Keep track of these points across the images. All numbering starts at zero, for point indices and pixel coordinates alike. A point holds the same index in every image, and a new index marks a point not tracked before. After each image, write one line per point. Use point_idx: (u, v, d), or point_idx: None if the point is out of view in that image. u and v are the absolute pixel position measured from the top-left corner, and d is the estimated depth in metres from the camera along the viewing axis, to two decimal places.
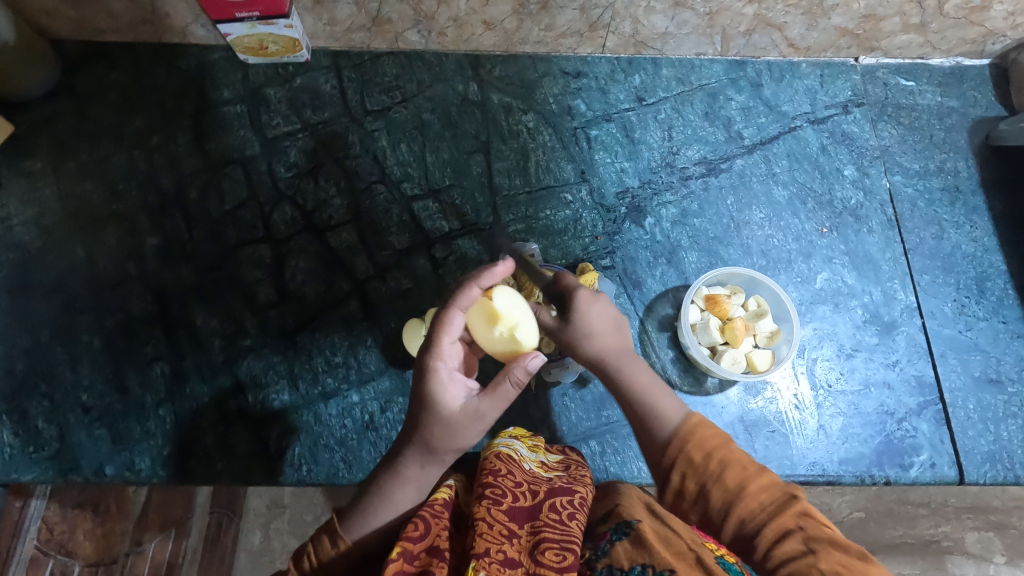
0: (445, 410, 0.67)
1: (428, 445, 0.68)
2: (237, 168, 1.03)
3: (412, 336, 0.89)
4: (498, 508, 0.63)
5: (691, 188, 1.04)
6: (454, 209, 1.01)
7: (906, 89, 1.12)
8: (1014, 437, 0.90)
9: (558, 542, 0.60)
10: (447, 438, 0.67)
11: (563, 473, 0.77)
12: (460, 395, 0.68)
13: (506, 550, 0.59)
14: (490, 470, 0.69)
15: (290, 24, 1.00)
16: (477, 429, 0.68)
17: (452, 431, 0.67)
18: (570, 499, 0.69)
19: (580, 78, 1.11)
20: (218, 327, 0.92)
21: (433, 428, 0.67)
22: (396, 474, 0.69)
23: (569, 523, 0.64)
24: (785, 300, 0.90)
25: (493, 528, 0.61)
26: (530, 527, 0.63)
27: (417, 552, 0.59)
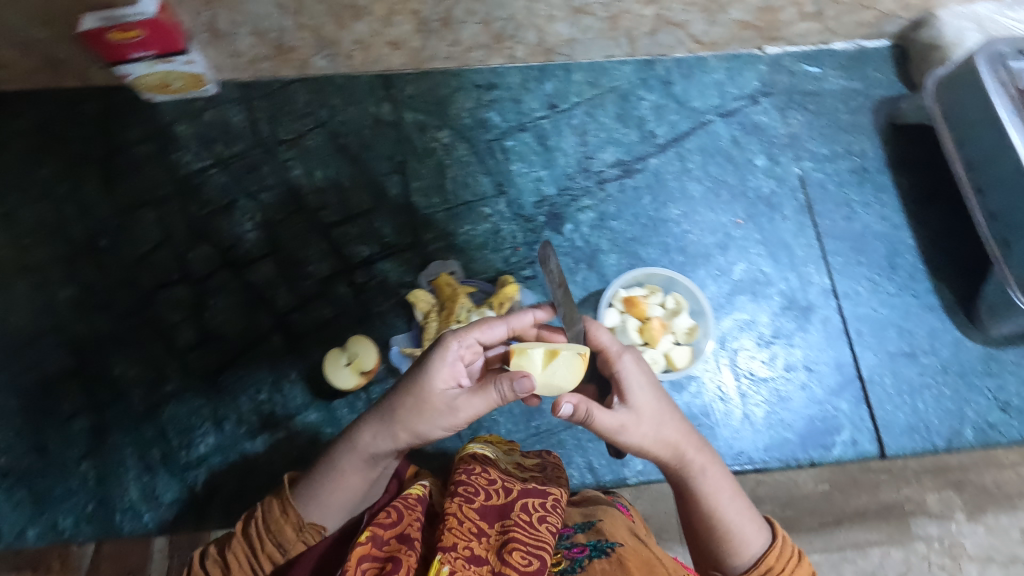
0: (429, 388, 0.64)
1: (393, 421, 0.66)
2: (149, 210, 1.01)
3: (332, 366, 0.88)
4: (469, 505, 0.64)
5: (608, 191, 1.05)
6: (373, 233, 1.01)
7: (812, 74, 1.15)
8: (929, 407, 0.93)
9: (528, 545, 0.60)
10: (414, 419, 0.64)
11: (540, 471, 0.78)
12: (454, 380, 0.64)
13: (473, 548, 0.59)
14: (464, 469, 0.70)
15: (189, 61, 1.00)
16: (459, 421, 0.64)
17: (421, 410, 0.64)
18: (543, 502, 0.68)
19: (492, 90, 1.12)
20: (138, 375, 0.91)
21: (405, 406, 0.65)
22: (353, 445, 0.67)
23: (539, 527, 0.64)
24: (699, 295, 0.91)
25: (463, 525, 0.62)
26: (501, 527, 0.63)
27: (386, 539, 0.59)
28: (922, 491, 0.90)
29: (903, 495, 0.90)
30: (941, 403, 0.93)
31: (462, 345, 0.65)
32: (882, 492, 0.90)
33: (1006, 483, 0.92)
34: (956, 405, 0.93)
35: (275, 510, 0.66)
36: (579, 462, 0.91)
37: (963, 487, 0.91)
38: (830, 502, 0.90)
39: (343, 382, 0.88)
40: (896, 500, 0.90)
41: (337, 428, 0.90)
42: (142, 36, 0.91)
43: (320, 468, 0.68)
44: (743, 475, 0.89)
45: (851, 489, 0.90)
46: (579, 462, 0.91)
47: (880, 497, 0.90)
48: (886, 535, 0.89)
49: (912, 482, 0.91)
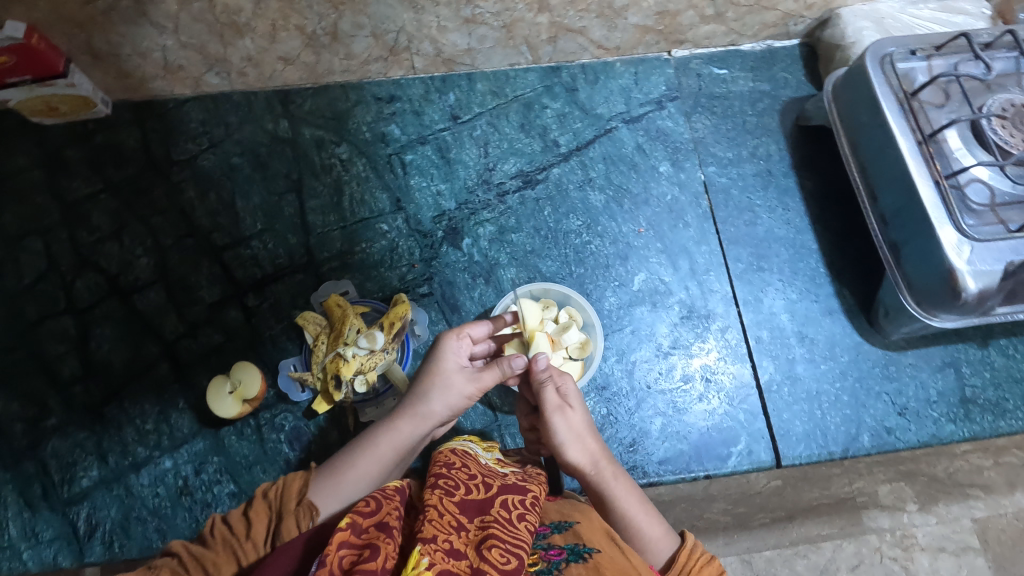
0: (443, 364, 0.74)
1: (421, 406, 0.72)
2: (36, 238, 0.99)
3: (215, 393, 0.85)
4: (449, 499, 0.62)
5: (508, 203, 1.03)
6: (266, 254, 0.99)
7: (719, 77, 1.14)
8: (827, 414, 0.92)
9: (507, 543, 0.57)
10: (442, 395, 0.73)
11: (518, 471, 0.76)
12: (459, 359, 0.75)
13: (453, 541, 0.56)
14: (446, 463, 0.69)
15: (71, 83, 0.97)
16: (456, 400, 0.73)
17: (444, 387, 0.73)
18: (522, 499, 0.67)
19: (393, 103, 1.10)
20: (19, 410, 0.89)
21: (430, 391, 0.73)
22: (390, 429, 0.71)
23: (519, 524, 0.62)
24: (589, 309, 0.90)
25: (442, 517, 0.58)
26: (480, 522, 0.60)
27: (366, 526, 0.54)
28: (873, 482, 0.89)
29: (855, 488, 0.89)
30: (839, 410, 0.92)
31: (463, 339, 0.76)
32: (833, 485, 0.88)
33: (957, 471, 0.90)
34: (854, 411, 0.92)
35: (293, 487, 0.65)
36: None
37: (914, 478, 0.89)
38: (785, 498, 0.88)
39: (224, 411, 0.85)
40: (847, 494, 0.88)
41: (224, 457, 0.88)
42: (13, 62, 0.89)
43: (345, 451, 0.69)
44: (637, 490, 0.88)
45: (803, 484, 0.88)
46: None
47: (833, 490, 0.88)
48: (839, 529, 0.87)
49: (865, 474, 0.89)
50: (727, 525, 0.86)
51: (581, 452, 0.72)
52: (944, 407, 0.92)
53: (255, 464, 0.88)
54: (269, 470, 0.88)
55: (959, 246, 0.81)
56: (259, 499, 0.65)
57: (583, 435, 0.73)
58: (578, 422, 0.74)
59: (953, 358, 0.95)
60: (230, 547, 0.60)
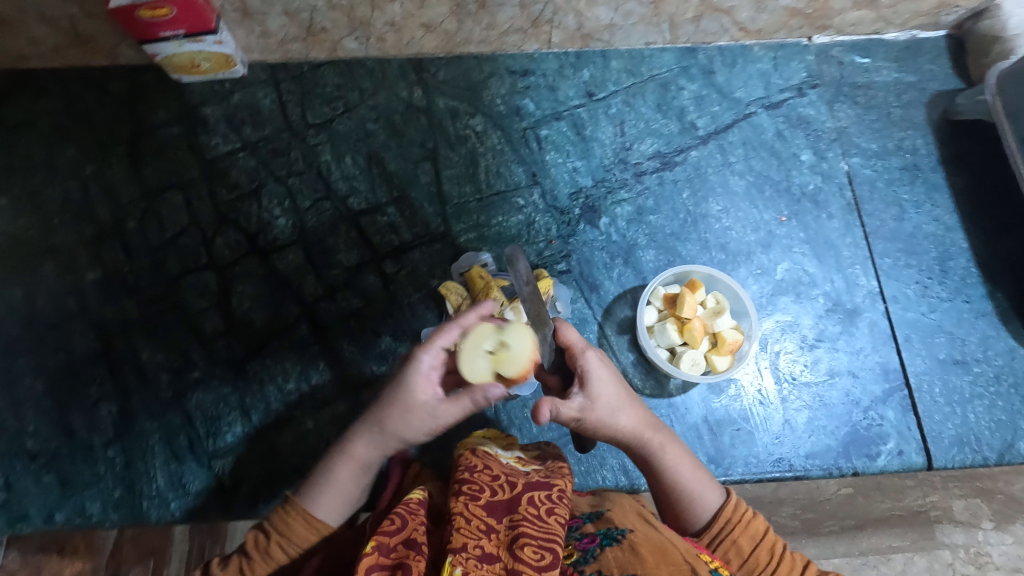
0: (409, 398, 0.64)
1: (380, 423, 0.66)
2: (177, 194, 0.99)
3: (472, 340, 0.64)
4: (475, 502, 0.61)
5: (646, 183, 1.01)
6: (403, 222, 0.98)
7: (862, 66, 1.08)
8: (981, 418, 0.89)
9: (539, 539, 0.57)
10: (399, 418, 0.65)
11: (540, 467, 0.73)
12: (427, 392, 0.64)
13: (484, 546, 0.56)
14: (466, 466, 0.67)
15: (219, 40, 0.97)
16: (416, 430, 0.66)
17: (405, 417, 0.65)
18: (550, 494, 0.65)
19: (527, 77, 1.08)
20: (164, 361, 0.90)
21: (389, 412, 0.66)
22: (346, 452, 0.69)
23: (549, 519, 0.61)
24: (742, 295, 0.88)
25: (471, 523, 0.58)
26: (509, 522, 0.60)
27: (392, 545, 0.56)
28: (947, 497, 0.88)
29: (928, 502, 0.88)
30: (993, 415, 0.89)
31: (431, 352, 0.64)
32: (906, 498, 0.88)
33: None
34: (1008, 417, 0.89)
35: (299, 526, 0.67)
36: (612, 463, 0.88)
37: (990, 496, 0.89)
38: (854, 506, 0.88)
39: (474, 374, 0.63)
40: (920, 508, 0.88)
41: None
42: (172, 13, 0.88)
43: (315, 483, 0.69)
44: (783, 483, 0.86)
45: (874, 493, 0.88)
46: (612, 464, 0.88)
47: (905, 502, 0.88)
48: (909, 543, 0.87)
49: (938, 488, 0.88)
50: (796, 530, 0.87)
51: (630, 418, 0.68)
52: None
53: None
54: None
55: None
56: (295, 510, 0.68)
57: (625, 398, 0.68)
58: (598, 380, 0.66)
59: None
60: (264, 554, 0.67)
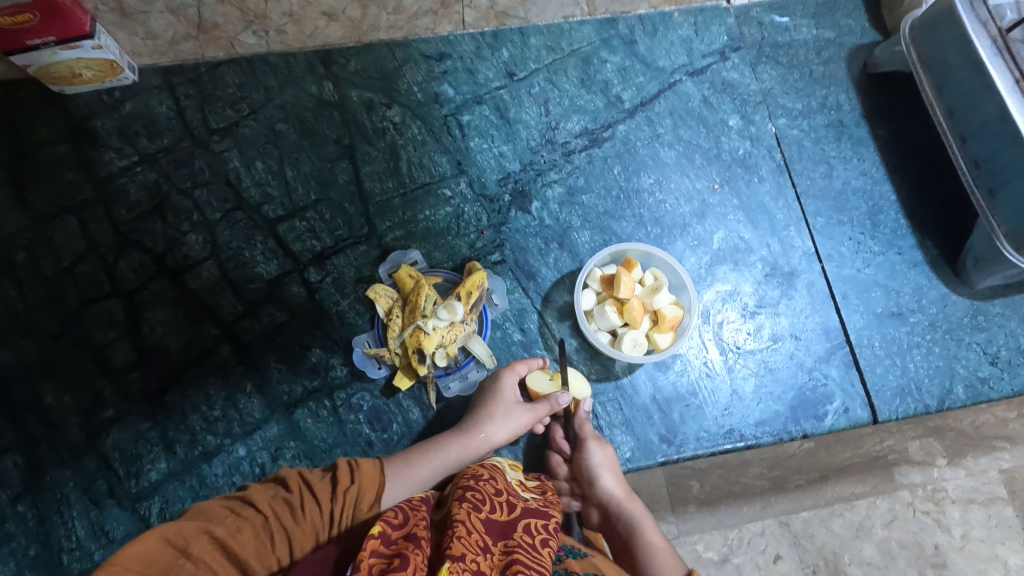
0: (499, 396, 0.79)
1: (472, 427, 0.76)
2: (70, 217, 0.91)
3: (540, 374, 0.84)
4: (476, 515, 0.58)
5: (576, 163, 0.98)
6: (324, 226, 0.92)
7: (781, 25, 1.07)
8: (920, 367, 0.90)
9: (532, 567, 0.53)
10: (495, 419, 0.76)
11: (538, 494, 0.71)
12: (512, 393, 0.80)
13: (480, 562, 0.52)
14: (471, 477, 0.66)
15: (98, 45, 0.88)
16: (509, 430, 0.77)
17: (496, 418, 0.77)
18: (545, 523, 0.63)
19: (444, 61, 1.02)
20: (73, 403, 0.82)
21: (487, 412, 0.77)
22: (437, 449, 0.71)
23: (542, 550, 0.58)
24: (679, 270, 0.86)
25: (470, 535, 0.55)
26: (505, 545, 0.56)
27: (395, 537, 0.52)
28: (902, 440, 0.88)
29: (886, 446, 0.88)
30: (931, 362, 0.90)
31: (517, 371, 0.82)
32: (865, 444, 0.88)
33: (983, 425, 0.89)
34: (945, 362, 0.90)
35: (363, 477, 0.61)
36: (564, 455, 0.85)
37: (943, 433, 0.89)
38: (818, 459, 0.87)
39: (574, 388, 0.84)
40: (879, 452, 0.88)
41: (302, 442, 0.83)
42: (35, 19, 0.82)
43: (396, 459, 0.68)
44: (735, 454, 0.86)
45: (834, 445, 0.87)
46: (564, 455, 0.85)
47: (865, 449, 0.88)
48: (873, 487, 0.87)
49: (894, 433, 0.88)
50: (763, 490, 0.85)
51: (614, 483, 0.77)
52: None
53: (336, 447, 0.83)
54: (350, 452, 0.83)
55: None
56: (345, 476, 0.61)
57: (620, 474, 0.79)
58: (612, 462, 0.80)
59: None
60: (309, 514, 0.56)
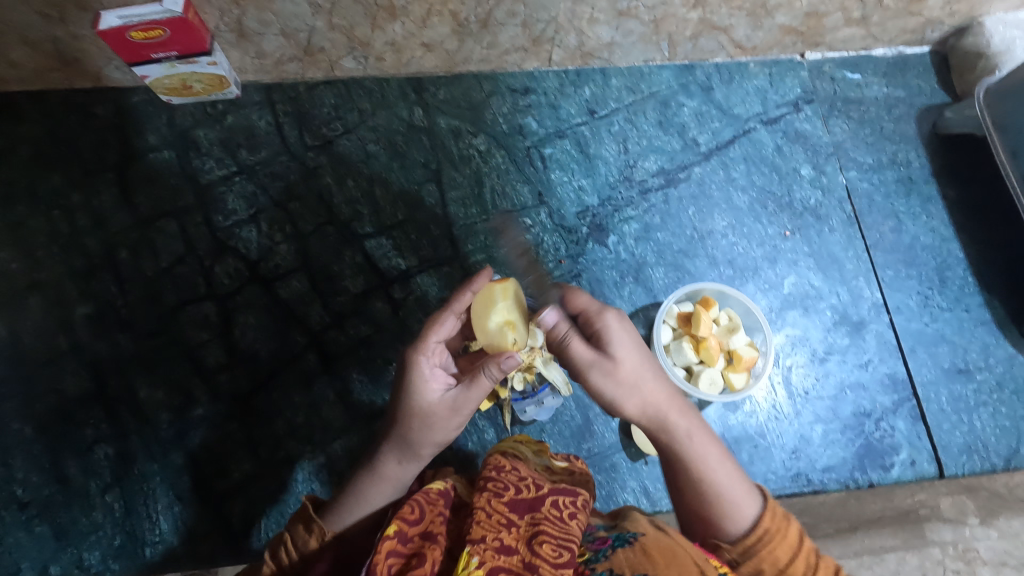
0: (422, 401, 0.61)
1: (406, 440, 0.62)
2: (170, 221, 0.95)
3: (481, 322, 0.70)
4: (499, 500, 0.59)
5: (652, 201, 1.01)
6: (410, 245, 0.96)
7: (853, 81, 1.11)
8: (986, 425, 0.91)
9: (558, 538, 0.56)
10: (421, 434, 0.62)
11: (567, 477, 0.72)
12: (436, 392, 0.62)
13: (503, 539, 0.55)
14: (494, 466, 0.65)
15: (213, 62, 0.93)
16: (440, 433, 0.62)
17: (429, 426, 0.61)
18: (574, 500, 0.63)
19: (529, 95, 1.07)
20: (164, 399, 0.86)
21: (412, 420, 0.62)
22: (374, 472, 0.63)
23: (570, 522, 0.59)
24: (754, 311, 0.88)
25: (492, 518, 0.57)
26: (531, 519, 0.58)
27: (411, 535, 0.54)
28: (935, 496, 0.87)
29: (917, 501, 0.87)
30: (998, 421, 0.91)
31: (431, 356, 0.63)
32: (896, 497, 0.87)
33: (1018, 487, 0.88)
34: (1013, 423, 0.91)
35: (300, 533, 0.59)
36: (633, 486, 0.86)
37: (976, 492, 0.87)
38: (847, 509, 0.86)
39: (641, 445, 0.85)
40: (910, 506, 0.86)
41: None
42: (166, 35, 0.86)
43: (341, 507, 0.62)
44: (802, 498, 0.86)
45: (866, 497, 0.87)
46: (633, 486, 0.86)
47: (896, 502, 0.87)
48: (901, 542, 0.85)
49: (926, 488, 0.88)
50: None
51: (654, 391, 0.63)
52: None
53: None
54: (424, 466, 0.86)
55: None
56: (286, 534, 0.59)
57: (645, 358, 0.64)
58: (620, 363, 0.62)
59: None
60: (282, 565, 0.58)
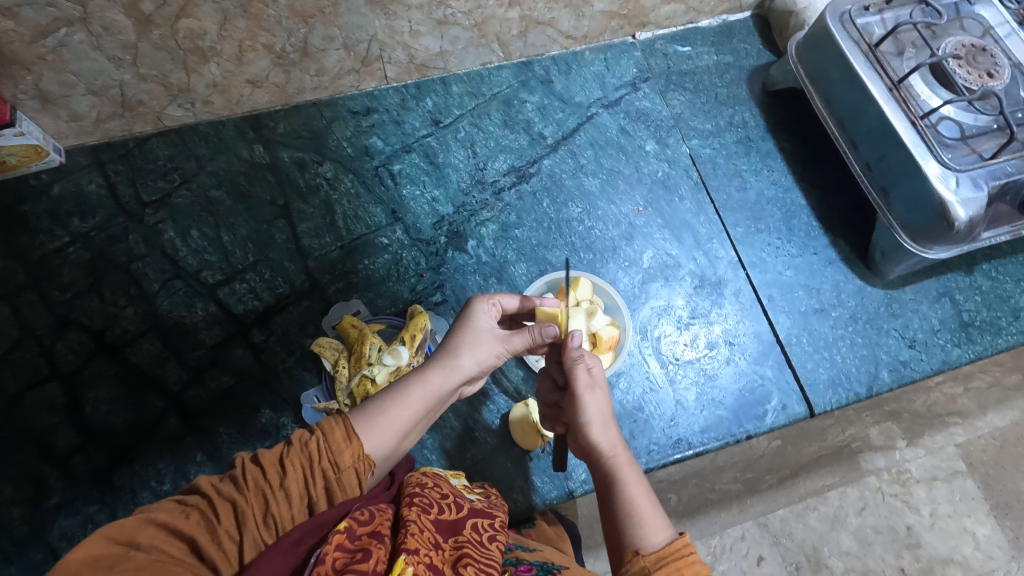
0: (476, 322, 0.74)
1: (452, 351, 0.72)
2: (1, 304, 0.90)
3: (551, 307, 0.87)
4: (427, 515, 0.60)
5: (506, 199, 1.03)
6: (265, 286, 0.94)
7: (684, 54, 1.15)
8: (846, 358, 0.96)
9: (481, 562, 0.57)
10: (473, 350, 0.73)
11: (483, 497, 0.74)
12: (488, 323, 0.75)
13: (433, 557, 0.55)
14: (417, 483, 0.65)
15: (21, 132, 0.88)
16: (486, 356, 0.74)
17: (477, 342, 0.73)
18: (492, 523, 0.65)
19: (371, 115, 1.06)
20: (14, 495, 0.82)
21: (462, 337, 0.73)
22: (421, 380, 0.70)
23: (490, 546, 0.61)
24: (609, 290, 0.92)
25: (423, 532, 0.57)
26: (455, 542, 0.59)
27: (360, 533, 0.54)
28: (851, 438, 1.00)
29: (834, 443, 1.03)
30: (857, 352, 0.96)
31: (495, 305, 0.77)
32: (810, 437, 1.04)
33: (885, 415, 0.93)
34: (869, 350, 0.96)
35: (334, 435, 0.61)
36: (521, 484, 0.87)
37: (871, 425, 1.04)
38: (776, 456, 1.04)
39: (519, 438, 0.88)
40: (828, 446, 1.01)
41: None
42: None
43: (365, 413, 0.65)
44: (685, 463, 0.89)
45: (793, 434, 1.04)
46: (521, 485, 0.87)
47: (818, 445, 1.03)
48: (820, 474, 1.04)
49: None
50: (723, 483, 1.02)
51: (598, 411, 0.70)
52: (947, 333, 0.98)
53: None
54: None
55: (944, 177, 0.85)
56: (300, 441, 0.61)
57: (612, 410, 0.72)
58: (598, 405, 0.71)
59: (947, 288, 1.00)
60: (260, 495, 0.57)
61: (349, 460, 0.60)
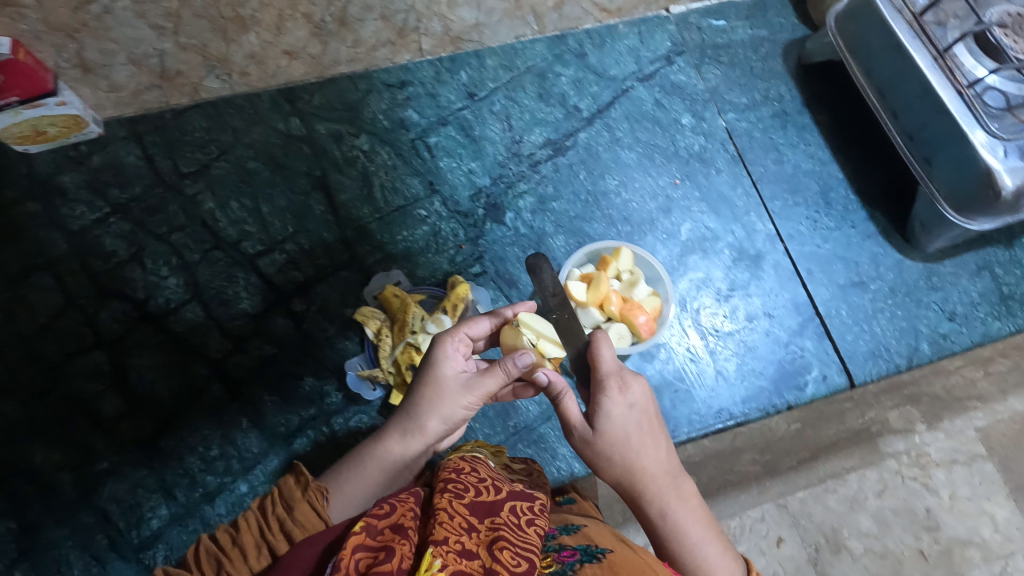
0: (441, 386, 0.67)
1: (414, 416, 0.68)
2: (44, 274, 0.90)
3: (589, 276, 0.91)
4: (459, 500, 0.52)
5: (543, 172, 1.02)
6: (304, 257, 0.94)
7: (719, 28, 1.13)
8: (885, 330, 0.97)
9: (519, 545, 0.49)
10: (436, 409, 0.67)
11: (524, 477, 0.74)
12: (454, 367, 0.68)
13: (465, 542, 0.47)
14: (452, 468, 0.59)
15: (62, 102, 0.86)
16: (454, 411, 0.68)
17: (438, 395, 0.67)
18: (532, 504, 0.58)
19: (405, 88, 1.03)
20: (63, 459, 0.83)
21: (423, 397, 0.68)
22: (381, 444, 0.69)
23: (528, 529, 0.53)
24: (653, 262, 0.90)
25: (454, 519, 0.50)
26: (490, 523, 0.51)
27: (381, 528, 0.48)
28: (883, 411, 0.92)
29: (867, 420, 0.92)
30: (896, 324, 0.97)
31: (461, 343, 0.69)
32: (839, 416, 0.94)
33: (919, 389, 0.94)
34: (909, 323, 0.97)
35: (291, 486, 0.62)
36: (564, 453, 0.90)
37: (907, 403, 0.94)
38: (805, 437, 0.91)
39: None
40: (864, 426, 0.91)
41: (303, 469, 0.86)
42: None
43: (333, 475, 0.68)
44: (729, 432, 0.91)
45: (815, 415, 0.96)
46: (565, 453, 0.90)
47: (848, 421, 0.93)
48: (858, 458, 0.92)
49: (874, 404, 0.93)
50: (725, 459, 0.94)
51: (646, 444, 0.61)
52: (986, 307, 0.98)
53: None
54: None
55: (991, 146, 0.85)
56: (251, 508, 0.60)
57: (648, 433, 0.62)
58: (640, 423, 0.62)
59: (986, 261, 1.00)
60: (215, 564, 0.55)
61: (303, 511, 0.60)
